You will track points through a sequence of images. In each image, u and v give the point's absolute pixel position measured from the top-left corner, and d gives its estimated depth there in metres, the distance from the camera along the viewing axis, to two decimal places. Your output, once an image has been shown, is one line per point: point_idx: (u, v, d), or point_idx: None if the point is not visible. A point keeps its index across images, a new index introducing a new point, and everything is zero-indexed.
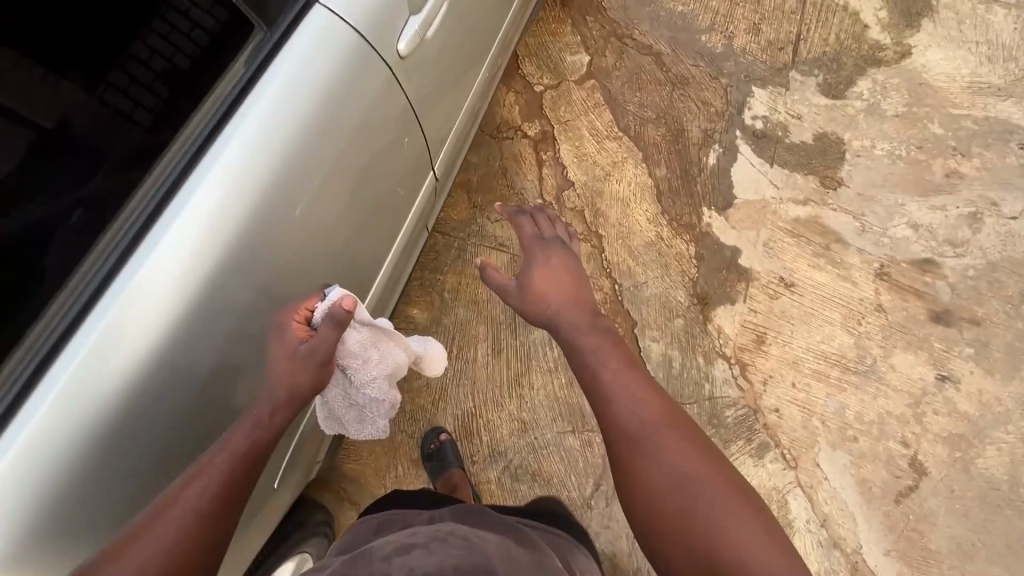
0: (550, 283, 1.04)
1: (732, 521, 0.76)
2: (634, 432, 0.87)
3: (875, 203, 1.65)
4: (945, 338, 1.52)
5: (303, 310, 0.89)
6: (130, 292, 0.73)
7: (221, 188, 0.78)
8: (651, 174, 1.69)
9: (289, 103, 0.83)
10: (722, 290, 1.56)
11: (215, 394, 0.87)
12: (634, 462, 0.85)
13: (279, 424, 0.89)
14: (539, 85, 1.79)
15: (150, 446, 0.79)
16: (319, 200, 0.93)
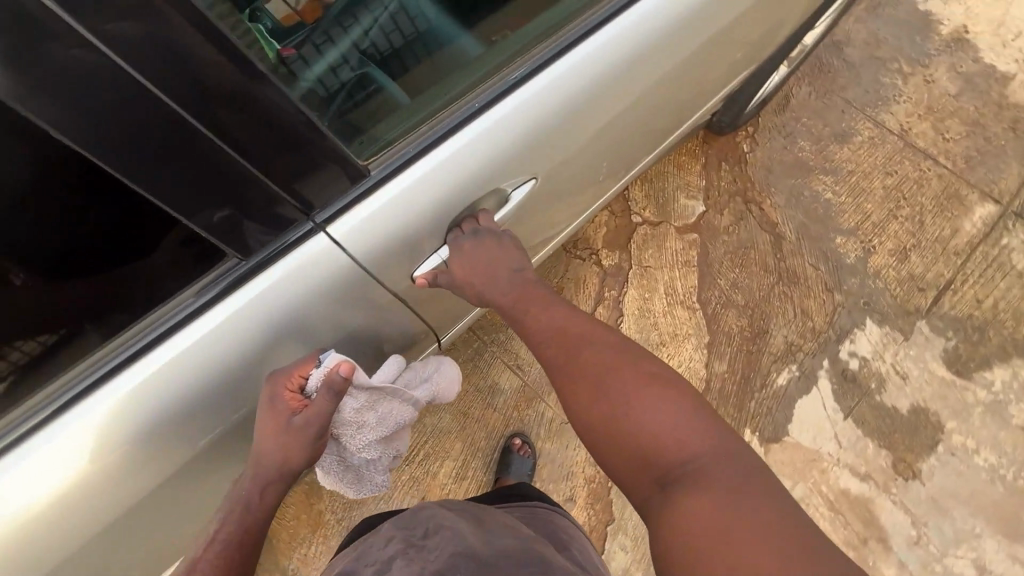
0: (473, 267, 0.78)
1: (668, 414, 0.66)
2: (569, 350, 0.77)
3: (945, 518, 1.38)
4: None
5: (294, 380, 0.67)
6: (121, 403, 0.55)
7: (275, 302, 0.59)
8: (708, 366, 1.49)
9: (342, 252, 0.61)
10: None
11: (185, 481, 0.71)
12: (567, 383, 0.74)
13: (271, 503, 0.75)
14: (638, 216, 1.63)
15: (99, 541, 0.64)
16: (380, 300, 0.74)
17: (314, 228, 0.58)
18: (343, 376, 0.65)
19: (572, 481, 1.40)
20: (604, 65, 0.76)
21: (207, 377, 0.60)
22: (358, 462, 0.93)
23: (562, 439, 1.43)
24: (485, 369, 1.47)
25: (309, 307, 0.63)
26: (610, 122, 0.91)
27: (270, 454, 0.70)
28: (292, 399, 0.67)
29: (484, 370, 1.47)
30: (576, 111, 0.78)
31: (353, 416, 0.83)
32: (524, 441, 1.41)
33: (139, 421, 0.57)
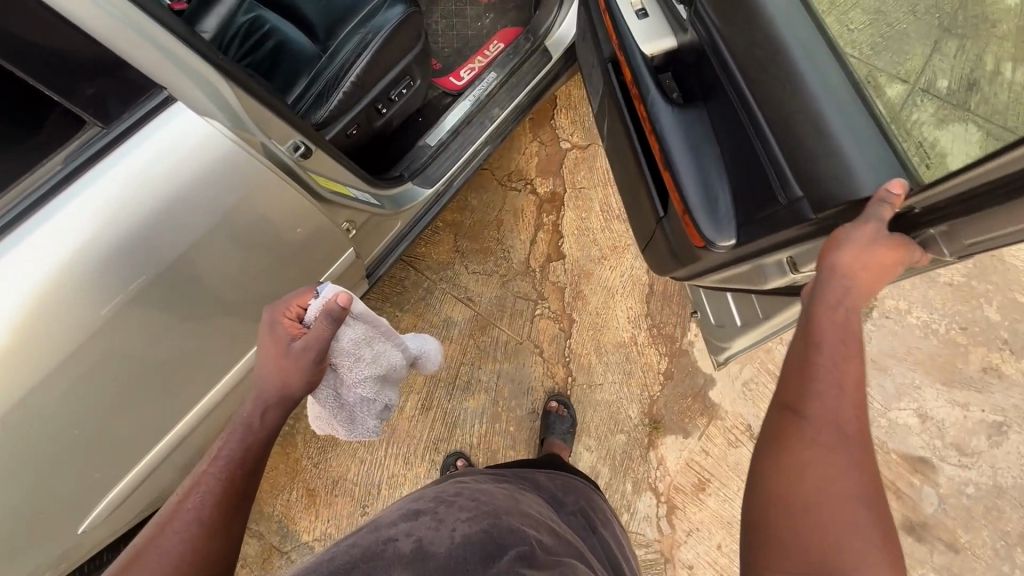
0: (838, 285, 0.68)
1: (842, 528, 0.55)
2: (828, 387, 0.61)
3: (886, 376, 1.46)
4: (909, 553, 1.35)
5: (295, 309, 0.86)
6: (35, 240, 0.68)
7: (156, 160, 0.71)
8: (649, 271, 1.55)
9: (208, 124, 0.73)
10: (680, 420, 1.43)
11: (132, 363, 0.82)
12: (791, 398, 0.63)
13: (273, 425, 0.82)
14: (566, 142, 1.67)
15: (52, 394, 0.76)
16: (278, 190, 0.84)
17: (169, 99, 0.71)
18: (340, 305, 0.81)
19: (534, 395, 1.45)
20: (692, 34, 0.95)
21: (119, 229, 0.71)
22: (354, 399, 0.93)
23: (518, 358, 1.48)
24: (437, 305, 1.53)
25: (194, 173, 0.74)
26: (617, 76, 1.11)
27: (270, 378, 0.82)
28: (292, 326, 0.85)
29: (436, 307, 1.53)
30: (633, 87, 1.00)
31: (353, 348, 0.89)
32: (562, 402, 1.43)
33: (62, 268, 0.69)
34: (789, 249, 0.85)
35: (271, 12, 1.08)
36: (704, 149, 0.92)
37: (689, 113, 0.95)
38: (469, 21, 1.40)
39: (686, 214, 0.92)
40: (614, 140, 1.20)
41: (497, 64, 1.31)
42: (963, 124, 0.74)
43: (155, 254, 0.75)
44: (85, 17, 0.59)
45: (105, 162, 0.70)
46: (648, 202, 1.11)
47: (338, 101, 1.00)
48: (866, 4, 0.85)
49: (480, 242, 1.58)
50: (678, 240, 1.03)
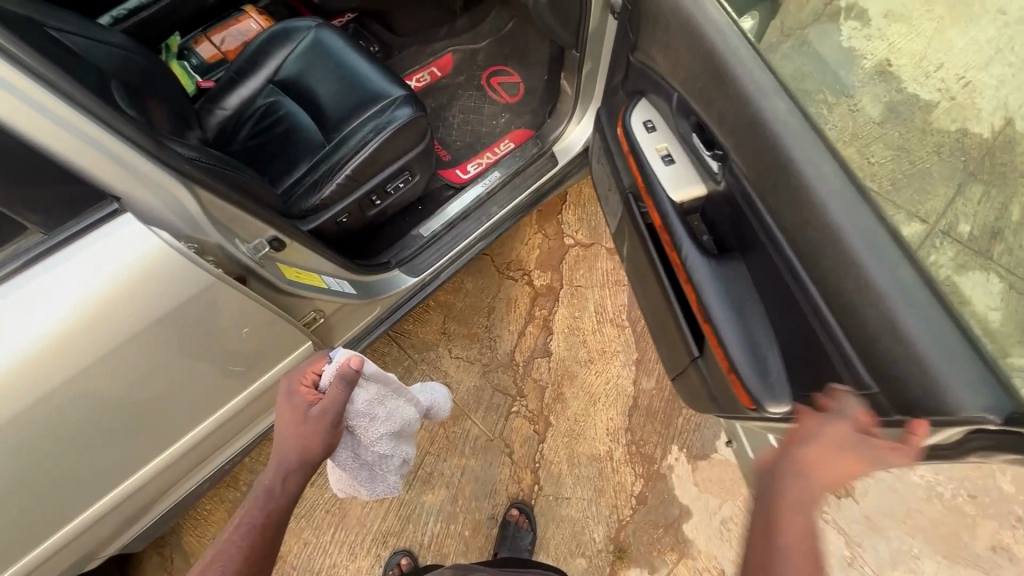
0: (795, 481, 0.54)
1: None
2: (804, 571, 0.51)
3: (882, 537, 1.32)
4: None
5: (309, 374, 0.84)
6: None
7: (100, 266, 0.69)
8: (635, 382, 1.49)
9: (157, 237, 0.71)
10: (647, 551, 1.32)
11: (56, 443, 0.81)
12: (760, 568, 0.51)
13: (294, 492, 0.78)
14: (570, 238, 1.67)
15: None
16: (228, 290, 0.82)
17: (121, 209, 0.69)
18: (355, 369, 0.79)
19: (495, 499, 1.38)
20: (722, 184, 0.76)
21: (85, 314, 0.71)
22: (373, 458, 0.94)
23: (486, 456, 1.42)
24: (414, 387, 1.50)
25: (136, 281, 0.72)
26: (640, 207, 0.95)
27: (290, 446, 0.78)
28: (308, 393, 0.82)
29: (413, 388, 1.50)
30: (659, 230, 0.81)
31: (368, 407, 0.90)
32: (523, 510, 1.35)
33: (27, 351, 0.70)
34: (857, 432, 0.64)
35: (290, 98, 1.15)
36: (746, 302, 0.73)
37: (726, 265, 0.75)
38: (485, 119, 1.45)
39: (730, 371, 0.72)
40: (633, 261, 1.03)
41: (503, 164, 1.35)
42: (984, 272, 0.66)
43: (83, 353, 0.74)
44: (40, 137, 0.60)
45: (44, 263, 0.68)
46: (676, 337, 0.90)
47: (331, 190, 1.03)
48: (889, 137, 0.74)
49: (469, 327, 1.57)
50: (714, 386, 0.84)
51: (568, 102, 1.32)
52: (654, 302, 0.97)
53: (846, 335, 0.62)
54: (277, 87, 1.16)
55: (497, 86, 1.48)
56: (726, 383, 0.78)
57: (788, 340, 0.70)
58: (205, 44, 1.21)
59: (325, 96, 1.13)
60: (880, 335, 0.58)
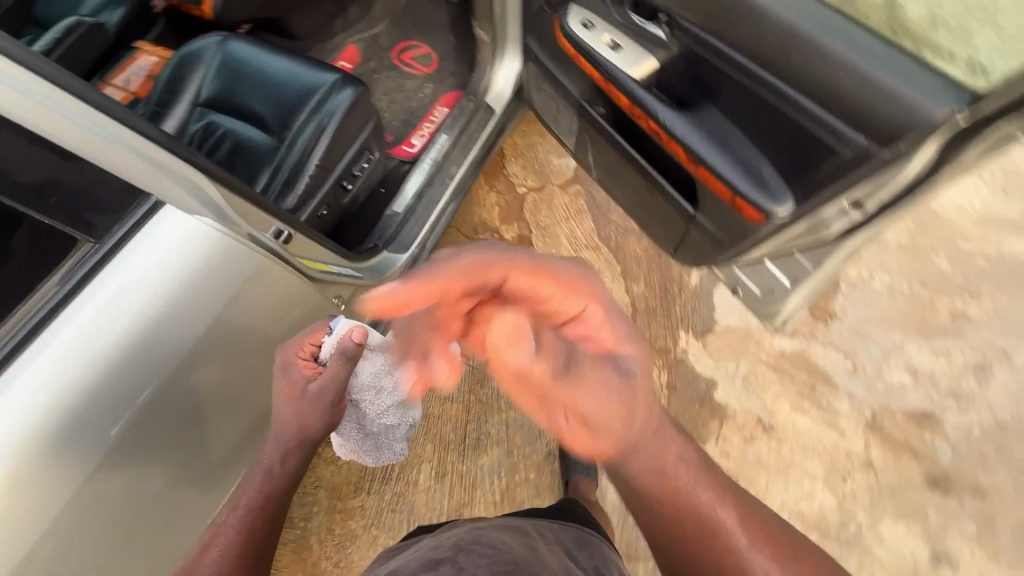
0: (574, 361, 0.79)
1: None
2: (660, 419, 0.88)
3: (870, 341, 1.50)
4: (943, 509, 1.34)
5: (308, 348, 1.17)
6: (61, 341, 0.74)
7: (167, 256, 0.80)
8: (628, 291, 1.59)
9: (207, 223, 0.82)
10: (693, 428, 1.44)
11: (152, 441, 0.88)
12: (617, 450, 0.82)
13: (291, 468, 1.17)
14: (521, 186, 1.74)
15: (83, 489, 0.80)
16: (270, 270, 0.93)
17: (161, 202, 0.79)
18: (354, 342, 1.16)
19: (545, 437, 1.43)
20: (676, 46, 0.83)
21: (163, 304, 0.80)
22: (379, 429, 1.34)
23: None
24: None
25: (199, 265, 0.82)
26: (597, 109, 1.04)
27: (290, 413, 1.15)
28: (307, 365, 1.16)
29: None
30: (630, 109, 0.90)
31: (371, 383, 1.29)
32: None
33: (107, 343, 0.76)
34: (858, 190, 0.72)
35: (222, 113, 1.12)
36: (729, 136, 0.81)
37: (695, 111, 0.83)
38: (410, 93, 1.48)
39: (732, 196, 0.81)
40: (604, 164, 1.14)
41: (447, 126, 1.36)
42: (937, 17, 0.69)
43: (167, 344, 0.82)
44: (55, 132, 0.61)
45: (118, 260, 0.77)
46: (670, 205, 1.01)
47: (306, 183, 1.03)
48: None
49: None
50: (721, 228, 0.91)
51: (488, 50, 1.37)
52: (639, 191, 1.08)
53: (825, 109, 0.67)
54: (207, 105, 1.12)
55: (410, 61, 1.50)
56: (729, 217, 0.87)
57: (775, 156, 0.77)
58: (110, 88, 1.14)
59: (257, 100, 1.11)
60: (853, 94, 0.63)
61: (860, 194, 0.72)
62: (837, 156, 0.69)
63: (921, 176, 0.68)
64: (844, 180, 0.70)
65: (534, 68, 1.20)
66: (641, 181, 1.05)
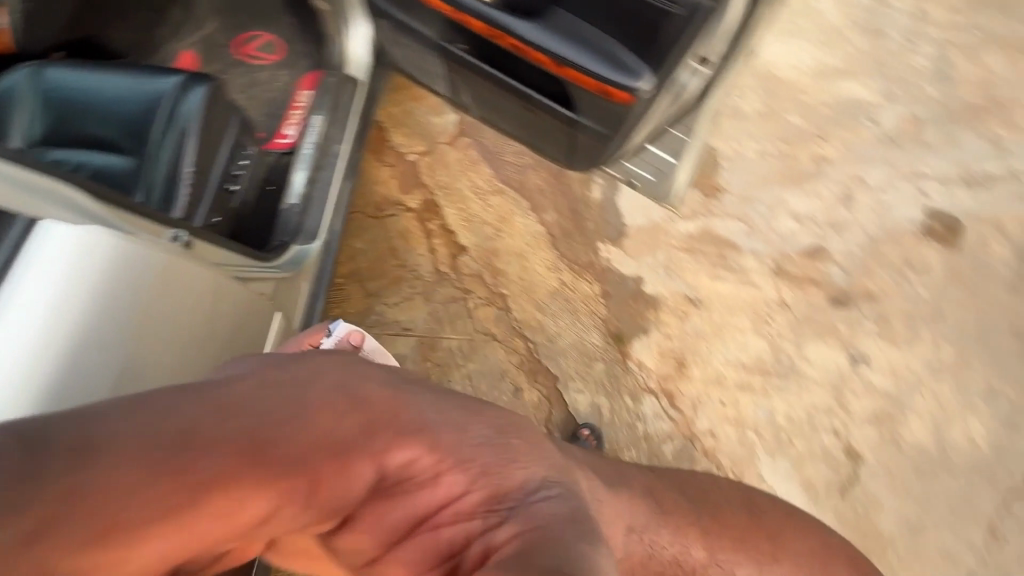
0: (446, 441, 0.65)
1: None
2: (467, 454, 0.63)
3: (756, 202, 1.68)
4: (848, 320, 1.56)
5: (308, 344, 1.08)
6: None
7: (59, 274, 0.74)
8: (541, 222, 1.66)
9: (91, 231, 0.77)
10: (635, 323, 1.56)
11: None
12: (697, 553, 0.88)
13: None
14: (411, 153, 1.73)
15: None
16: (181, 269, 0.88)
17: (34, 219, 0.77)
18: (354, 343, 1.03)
19: (508, 375, 1.52)
20: None
21: (72, 324, 0.75)
22: None
23: (479, 352, 1.54)
24: None
25: (97, 275, 0.77)
26: (457, 46, 1.06)
27: None
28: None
29: None
30: (484, 32, 0.91)
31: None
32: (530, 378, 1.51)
33: (24, 381, 0.70)
34: (697, 46, 0.85)
35: (63, 149, 1.02)
36: (580, 31, 0.87)
37: (544, 18, 0.89)
38: (267, 86, 1.41)
39: (598, 84, 0.86)
40: (482, 98, 1.17)
41: (316, 107, 1.31)
42: None
43: (98, 367, 0.76)
44: None
45: (6, 292, 0.73)
46: (551, 117, 1.06)
47: (186, 194, 0.99)
48: None
49: (386, 275, 1.61)
50: (601, 121, 0.97)
51: (333, 21, 1.34)
52: (520, 114, 1.12)
53: None
54: (40, 145, 1.01)
55: (255, 53, 1.43)
56: (603, 107, 0.93)
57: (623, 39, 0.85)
58: None
59: (96, 125, 1.01)
60: None
61: (702, 49, 0.86)
62: (672, 17, 0.80)
63: (732, 20, 0.86)
64: (684, 38, 0.81)
65: (386, 25, 1.19)
66: (517, 102, 1.09)
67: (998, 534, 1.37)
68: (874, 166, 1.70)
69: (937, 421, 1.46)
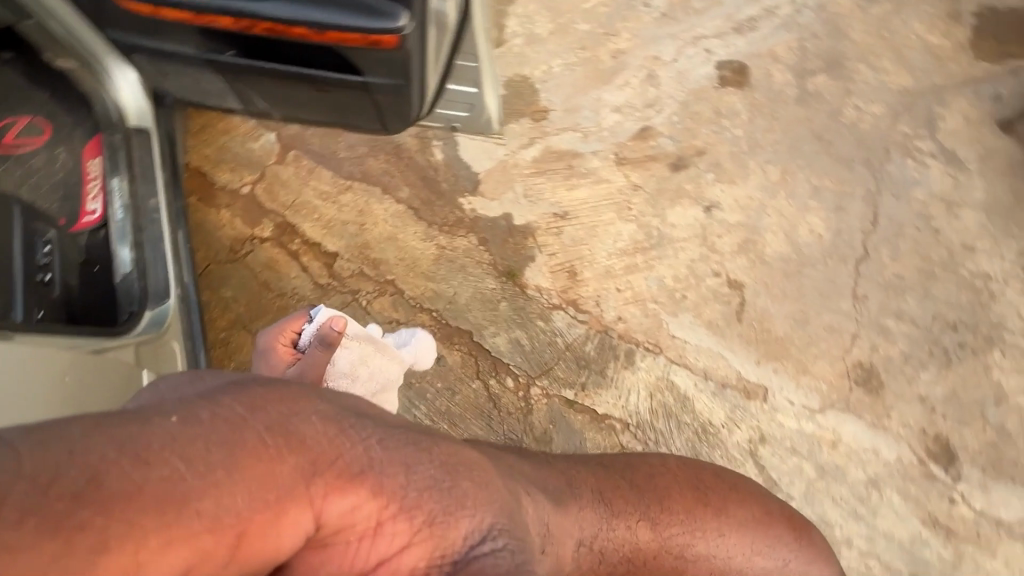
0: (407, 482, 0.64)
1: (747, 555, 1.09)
2: (407, 499, 0.62)
3: (580, 109, 1.80)
4: (691, 178, 1.74)
5: (287, 337, 1.23)
6: None
7: None
8: (398, 200, 1.68)
9: None
10: (519, 255, 1.63)
11: None
12: (646, 540, 1.00)
13: None
14: (244, 186, 1.68)
15: None
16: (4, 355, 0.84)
17: None
18: (336, 328, 1.18)
19: None
20: None
21: None
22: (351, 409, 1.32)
23: None
24: None
25: None
26: (223, 52, 1.04)
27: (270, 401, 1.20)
28: (287, 351, 1.22)
29: None
30: (233, 24, 0.91)
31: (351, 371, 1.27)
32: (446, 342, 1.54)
33: None
34: None
35: None
36: None
37: None
38: (46, 168, 1.28)
39: (363, 36, 0.89)
40: (276, 98, 1.16)
41: (111, 171, 1.22)
42: None
43: None
44: None
45: None
46: (345, 89, 1.07)
47: None
48: None
49: (269, 309, 1.56)
50: (388, 74, 1.00)
51: (88, 77, 1.22)
52: (318, 98, 1.13)
53: None
54: None
55: (19, 140, 1.29)
56: (381, 60, 0.96)
57: None
58: None
59: None
60: None
61: None
62: None
63: None
64: None
65: (144, 58, 1.13)
66: (308, 87, 1.09)
67: (860, 296, 1.62)
68: (663, 42, 1.88)
69: (787, 230, 1.69)
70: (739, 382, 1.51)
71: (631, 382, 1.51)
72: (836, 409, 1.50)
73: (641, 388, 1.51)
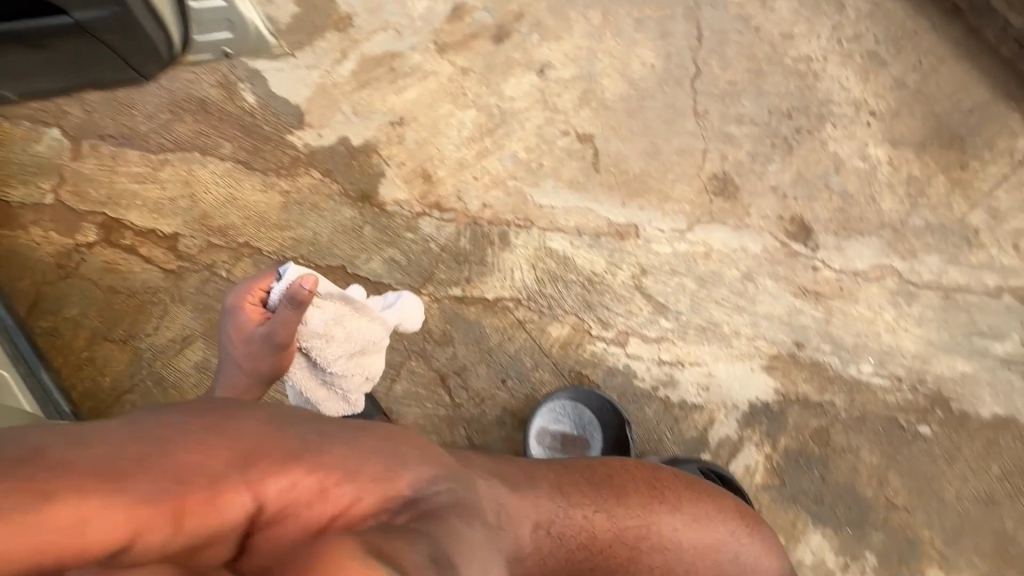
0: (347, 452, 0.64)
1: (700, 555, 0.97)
2: (344, 466, 0.61)
3: (384, 4, 1.67)
4: (517, 45, 1.68)
5: (258, 294, 1.09)
6: None
7: None
8: (223, 158, 1.55)
9: None
10: (367, 175, 1.57)
11: None
12: (603, 530, 0.90)
13: None
14: (47, 195, 1.51)
15: None
16: None
17: None
18: (306, 288, 0.99)
19: None
20: None
21: None
22: (329, 376, 1.15)
23: None
24: (181, 372, 1.44)
25: None
26: None
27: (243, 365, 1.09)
28: (255, 310, 1.08)
29: (182, 373, 1.43)
30: None
31: (322, 330, 1.10)
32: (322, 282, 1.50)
33: None
34: None
35: None
36: None
37: None
38: None
39: None
40: None
41: None
42: None
43: None
44: None
45: None
46: None
47: None
48: None
49: (126, 311, 1.46)
50: None
51: None
52: None
53: None
54: None
55: None
56: None
57: None
58: None
59: None
60: None
61: None
62: None
63: None
64: None
65: None
66: None
67: (701, 113, 1.66)
68: None
69: (622, 70, 1.69)
70: (610, 228, 1.56)
71: (512, 261, 1.53)
72: (702, 223, 1.59)
73: (523, 264, 1.54)
